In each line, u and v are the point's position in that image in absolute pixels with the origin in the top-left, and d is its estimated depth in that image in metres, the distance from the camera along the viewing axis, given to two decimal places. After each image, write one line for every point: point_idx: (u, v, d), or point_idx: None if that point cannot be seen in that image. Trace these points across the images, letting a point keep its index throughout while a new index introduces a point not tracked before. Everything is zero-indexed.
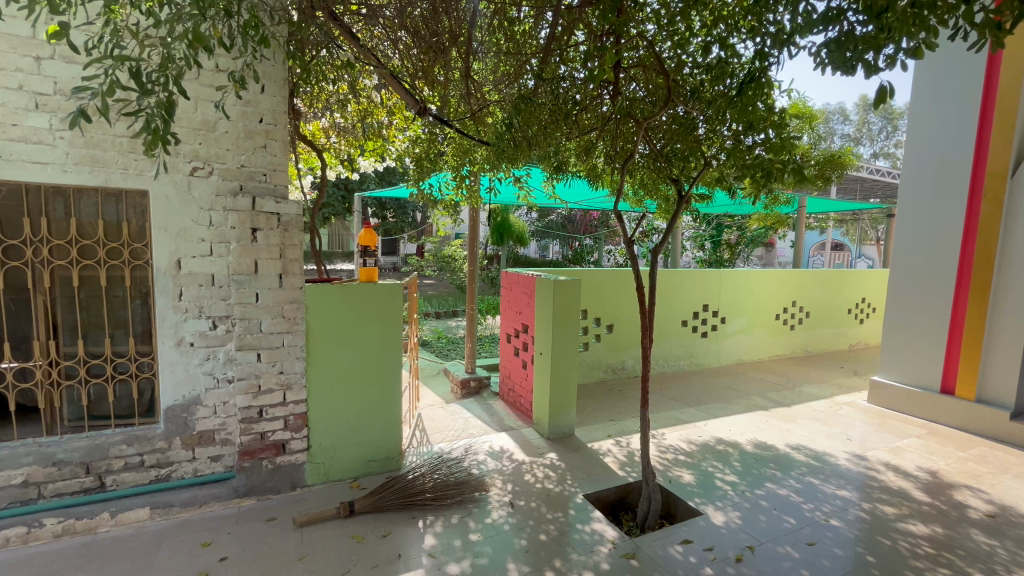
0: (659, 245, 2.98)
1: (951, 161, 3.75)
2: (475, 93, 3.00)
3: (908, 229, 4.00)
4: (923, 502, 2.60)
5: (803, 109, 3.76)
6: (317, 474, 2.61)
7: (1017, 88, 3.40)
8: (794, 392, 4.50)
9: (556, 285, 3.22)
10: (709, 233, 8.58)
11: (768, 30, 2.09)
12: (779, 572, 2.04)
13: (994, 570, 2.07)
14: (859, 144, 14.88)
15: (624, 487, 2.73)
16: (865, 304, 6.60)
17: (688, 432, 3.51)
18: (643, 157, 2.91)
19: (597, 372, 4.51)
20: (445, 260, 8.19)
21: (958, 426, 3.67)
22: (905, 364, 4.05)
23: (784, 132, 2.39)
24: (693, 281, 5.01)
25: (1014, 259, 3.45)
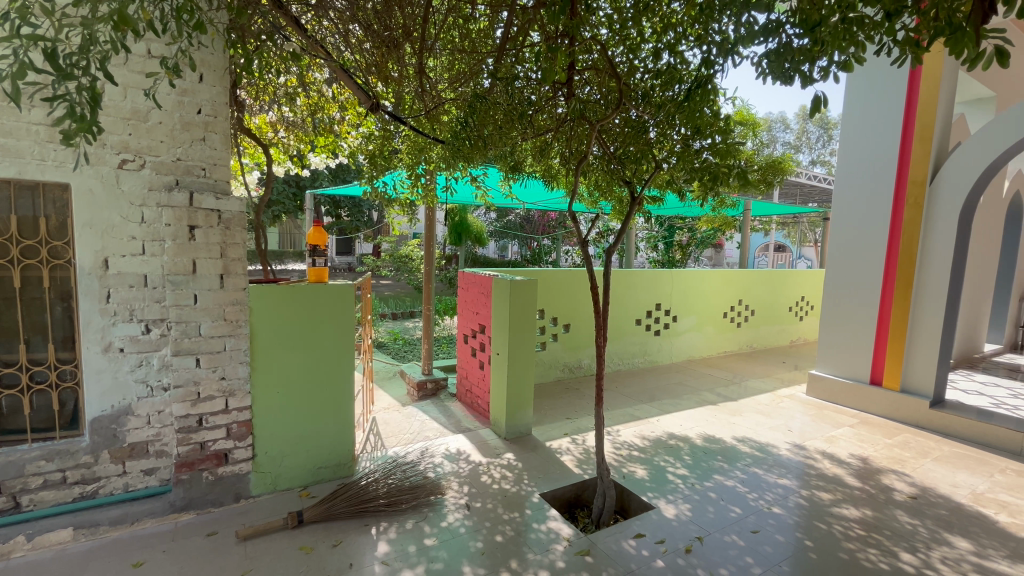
0: (613, 247, 3.01)
1: (878, 168, 4.03)
2: (430, 90, 2.95)
3: (841, 231, 4.27)
4: (855, 487, 2.78)
5: (747, 116, 3.95)
6: (262, 483, 2.49)
7: (934, 103, 3.71)
8: (740, 387, 4.71)
9: (513, 285, 3.22)
10: (662, 234, 8.86)
11: (713, 39, 2.17)
12: (725, 560, 2.12)
13: (916, 547, 2.24)
14: (798, 151, 15.80)
15: (579, 484, 2.77)
16: (804, 302, 7.01)
17: (641, 428, 3.59)
18: (597, 158, 2.97)
19: (554, 371, 4.55)
20: (401, 259, 8.04)
21: (885, 415, 3.96)
22: (839, 358, 4.31)
23: (729, 138, 2.51)
24: (647, 281, 5.14)
25: (933, 259, 3.76)
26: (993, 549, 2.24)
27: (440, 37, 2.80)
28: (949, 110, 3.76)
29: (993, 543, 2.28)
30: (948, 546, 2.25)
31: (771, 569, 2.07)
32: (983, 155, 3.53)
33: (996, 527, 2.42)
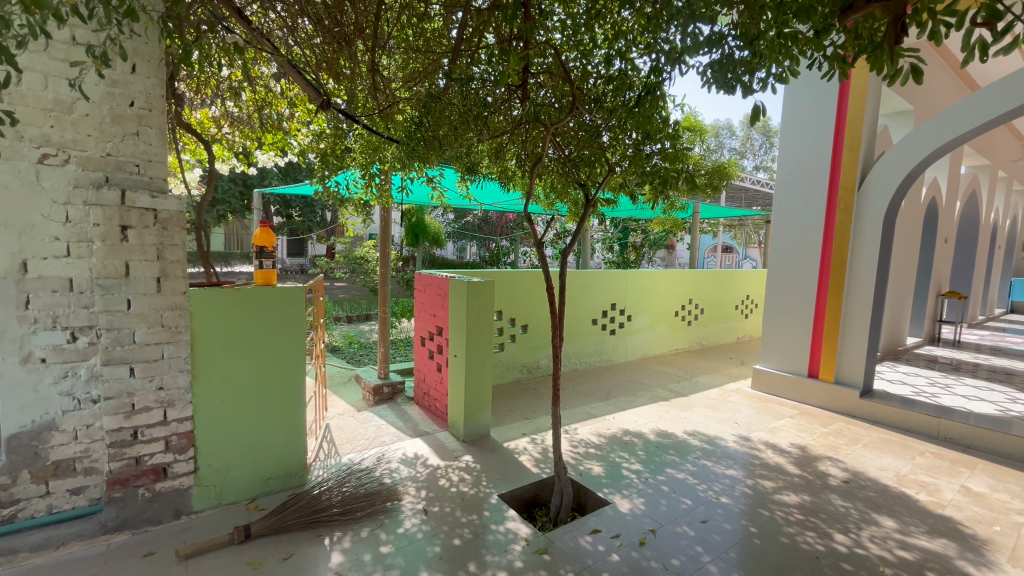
0: (569, 248, 3.06)
1: (814, 174, 4.30)
2: (384, 88, 2.89)
3: (782, 233, 4.52)
4: (795, 474, 2.95)
5: (695, 122, 4.11)
6: (206, 498, 2.35)
7: (862, 115, 4.00)
8: (690, 382, 4.90)
9: (470, 286, 3.21)
10: (616, 236, 9.09)
11: (662, 48, 2.25)
12: (677, 550, 2.20)
13: (849, 528, 2.41)
14: (743, 158, 16.61)
15: (537, 483, 2.79)
16: (748, 301, 7.38)
17: (598, 425, 3.67)
18: (553, 161, 3.01)
19: (512, 372, 4.57)
20: (356, 261, 7.84)
21: (821, 405, 4.23)
22: (780, 353, 4.56)
23: (678, 144, 2.62)
24: (603, 281, 5.26)
25: (862, 259, 4.06)
26: (914, 526, 2.44)
27: (393, 35, 2.76)
28: (875, 122, 4.07)
29: (915, 521, 2.48)
30: (876, 525, 2.43)
31: (719, 556, 2.17)
32: (904, 164, 3.83)
33: (918, 505, 2.63)
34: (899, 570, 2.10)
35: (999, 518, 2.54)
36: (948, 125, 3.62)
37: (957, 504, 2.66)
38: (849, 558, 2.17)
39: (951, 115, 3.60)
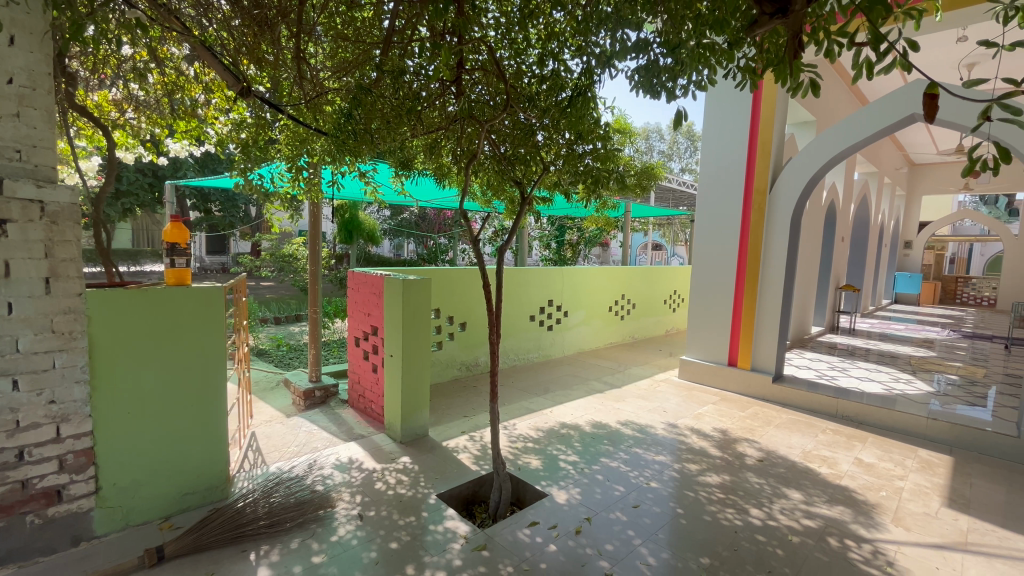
0: (506, 245, 3.07)
1: (731, 177, 4.63)
2: (311, 77, 2.74)
3: (704, 231, 4.82)
4: (716, 456, 3.17)
5: (625, 125, 4.28)
6: (111, 520, 2.14)
7: (772, 123, 4.36)
8: (624, 375, 5.11)
9: (405, 284, 3.14)
10: (553, 233, 9.28)
11: (593, 51, 2.32)
12: (611, 535, 2.29)
13: (762, 502, 2.63)
14: (670, 160, 17.51)
15: (476, 480, 2.79)
16: (676, 295, 7.82)
17: (535, 420, 3.73)
18: (489, 157, 3.01)
19: (451, 370, 4.54)
20: (284, 259, 7.42)
21: (740, 391, 4.56)
22: (704, 344, 4.87)
23: (608, 145, 2.74)
24: (539, 277, 5.35)
25: (773, 256, 4.42)
26: (817, 496, 2.70)
27: (322, 22, 2.62)
28: (782, 130, 4.45)
29: (817, 492, 2.75)
30: (785, 498, 2.66)
31: (649, 538, 2.28)
32: (807, 169, 4.21)
33: (820, 477, 2.92)
34: (805, 537, 2.32)
35: (886, 484, 2.87)
36: (844, 135, 4.04)
37: (852, 474, 2.98)
38: (762, 530, 2.37)
39: (847, 125, 4.01)
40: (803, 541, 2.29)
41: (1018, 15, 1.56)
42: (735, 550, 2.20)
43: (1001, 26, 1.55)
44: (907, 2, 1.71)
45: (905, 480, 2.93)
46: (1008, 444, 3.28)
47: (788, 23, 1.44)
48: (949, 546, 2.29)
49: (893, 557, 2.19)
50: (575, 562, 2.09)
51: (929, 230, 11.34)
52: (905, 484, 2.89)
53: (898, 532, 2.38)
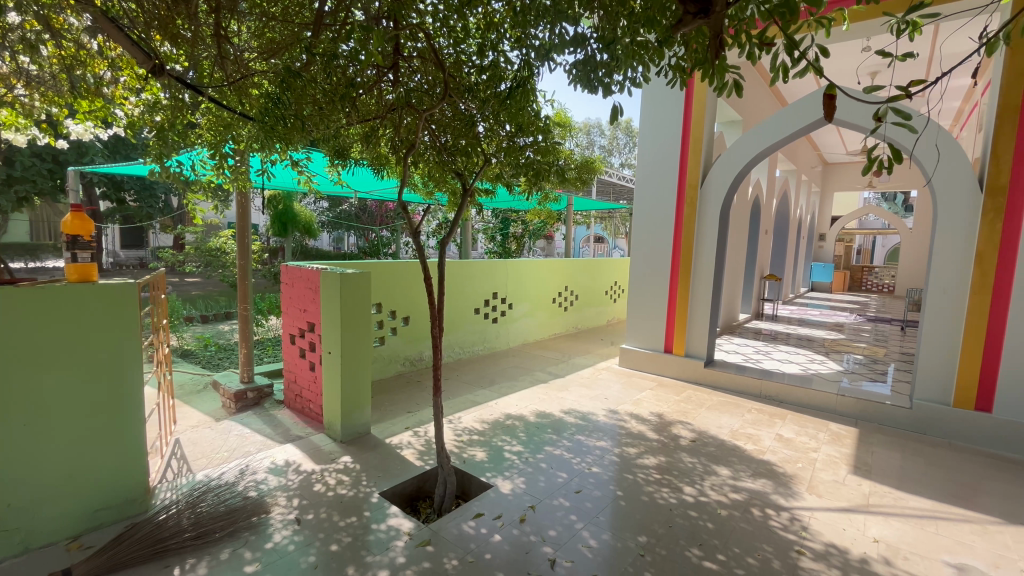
0: (448, 237, 3.03)
1: (666, 172, 4.83)
2: (234, 57, 2.54)
3: (642, 224, 5.01)
4: (653, 439, 3.32)
5: (565, 118, 4.35)
6: (5, 546, 1.91)
7: (703, 121, 4.58)
8: (567, 364, 5.22)
9: (343, 278, 3.03)
10: (497, 226, 9.30)
11: (532, 43, 2.33)
12: (554, 521, 2.34)
13: (694, 480, 2.79)
14: (611, 156, 18.02)
15: (421, 476, 2.76)
16: (616, 286, 8.08)
17: (480, 412, 3.74)
18: (429, 147, 2.96)
19: (394, 366, 4.44)
20: (211, 253, 6.94)
21: (676, 376, 4.80)
22: (642, 332, 5.07)
23: (548, 138, 2.78)
24: (484, 270, 5.34)
25: (704, 247, 4.67)
26: (743, 471, 2.90)
27: None
28: (712, 128, 4.68)
29: (743, 467, 2.96)
30: (715, 475, 2.84)
31: (591, 522, 2.36)
32: (734, 165, 4.46)
33: (746, 454, 3.14)
34: (732, 510, 2.49)
35: (802, 456, 3.13)
36: (767, 133, 4.30)
37: (773, 449, 3.23)
38: (694, 506, 2.51)
39: (770, 124, 4.28)
40: (731, 514, 2.46)
41: (908, 28, 1.73)
42: (669, 527, 2.32)
43: (895, 36, 1.72)
44: (819, 12, 1.85)
45: (819, 452, 3.21)
46: (903, 415, 3.68)
47: (710, 23, 1.51)
48: (854, 509, 2.53)
49: (808, 522, 2.39)
50: (519, 549, 2.13)
51: (840, 224, 12.42)
52: (818, 455, 3.16)
53: (812, 499, 2.61)
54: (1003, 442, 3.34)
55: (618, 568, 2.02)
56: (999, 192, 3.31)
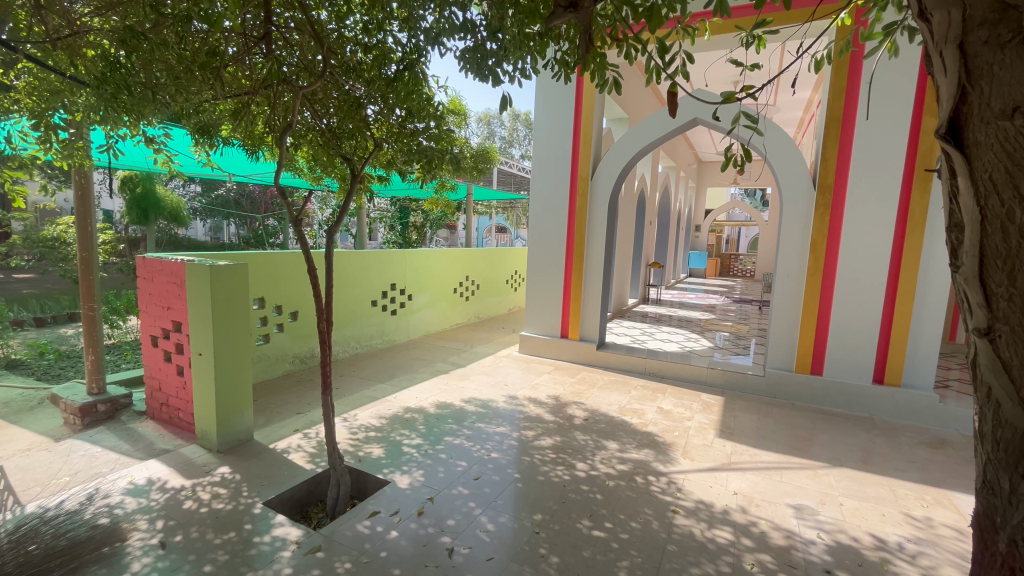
0: (336, 226, 2.85)
1: (559, 163, 5.02)
2: (60, 10, 2.12)
3: (538, 214, 5.17)
4: (550, 421, 3.47)
5: (460, 106, 4.30)
6: None
7: (592, 116, 4.82)
8: (469, 354, 5.25)
9: (214, 270, 2.72)
10: (395, 215, 8.99)
11: (420, 26, 2.25)
12: (452, 510, 2.35)
13: (586, 456, 2.96)
14: (512, 147, 18.29)
15: (311, 480, 2.60)
16: (516, 275, 8.27)
17: (378, 407, 3.61)
18: (312, 128, 2.77)
19: (281, 365, 4.12)
20: (46, 244, 5.86)
21: (571, 359, 5.05)
22: (540, 319, 5.25)
23: (441, 125, 2.77)
24: (380, 260, 5.14)
25: (595, 237, 4.94)
26: (628, 443, 3.15)
27: None
28: (600, 124, 4.94)
29: (629, 440, 3.20)
30: (604, 449, 3.05)
31: (489, 506, 2.40)
32: (620, 159, 4.76)
33: (631, 427, 3.41)
34: (618, 480, 2.69)
35: (679, 425, 3.48)
36: (647, 130, 4.64)
37: (655, 421, 3.54)
38: (586, 480, 2.67)
39: (650, 122, 4.62)
40: (617, 484, 2.65)
41: (754, 43, 1.96)
42: (563, 503, 2.45)
43: (744, 48, 1.93)
44: (685, 22, 2.03)
45: (692, 420, 3.59)
46: (758, 382, 4.24)
47: (579, 17, 1.58)
48: (719, 467, 2.87)
49: (682, 483, 2.67)
50: (416, 543, 2.10)
51: (712, 216, 13.88)
52: (691, 423, 3.53)
53: (685, 462, 2.91)
54: (830, 400, 4.00)
55: (514, 548, 2.09)
56: (827, 190, 3.92)
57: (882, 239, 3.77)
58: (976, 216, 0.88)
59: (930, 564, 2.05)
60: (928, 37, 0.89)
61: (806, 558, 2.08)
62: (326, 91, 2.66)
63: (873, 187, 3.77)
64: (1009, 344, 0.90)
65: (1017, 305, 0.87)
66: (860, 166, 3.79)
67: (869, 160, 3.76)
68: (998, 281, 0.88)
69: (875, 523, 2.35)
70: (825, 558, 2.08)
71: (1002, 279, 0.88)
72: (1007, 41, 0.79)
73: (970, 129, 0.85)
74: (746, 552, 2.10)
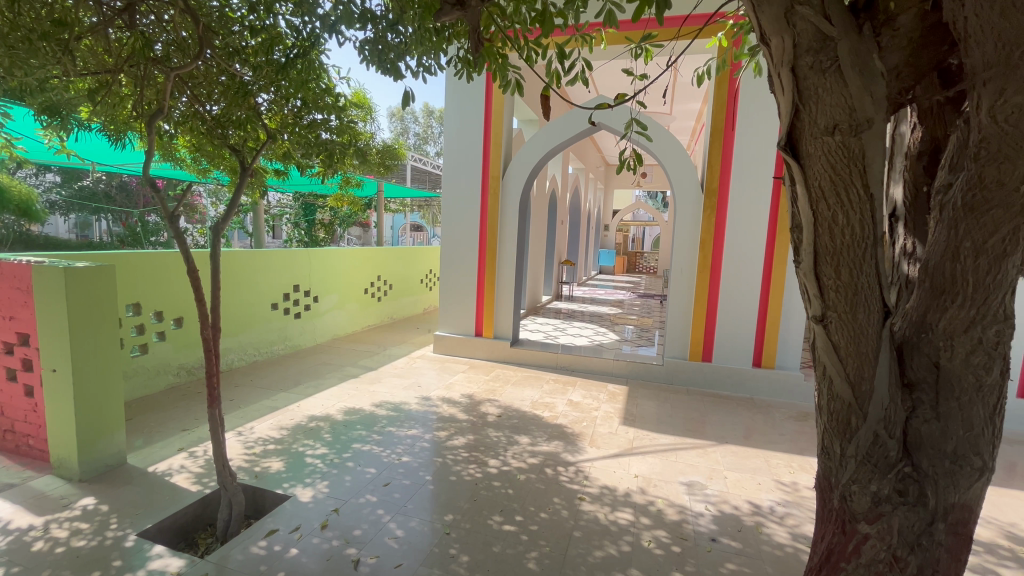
0: (223, 223, 2.61)
1: (469, 162, 5.01)
2: None
3: (451, 212, 5.13)
4: (463, 420, 3.46)
5: (364, 99, 4.13)
6: None
7: (502, 117, 4.88)
8: (381, 356, 5.08)
9: (69, 272, 2.36)
10: (300, 212, 8.45)
11: (316, 12, 2.12)
12: (359, 520, 2.26)
13: (498, 452, 2.99)
14: (426, 144, 17.99)
15: (199, 503, 2.37)
16: (431, 275, 8.14)
17: (279, 418, 3.37)
18: (192, 115, 2.50)
19: (163, 378, 3.69)
20: None
21: (486, 357, 5.08)
22: (455, 318, 5.22)
23: (343, 118, 2.65)
24: (280, 260, 4.78)
25: (507, 235, 5.01)
26: (540, 437, 3.23)
27: None
28: (510, 124, 5.01)
29: (540, 433, 3.29)
30: (516, 444, 3.10)
31: (398, 512, 2.34)
32: (530, 159, 4.86)
33: (543, 421, 3.50)
34: (529, 473, 2.75)
35: (587, 416, 3.64)
36: (556, 132, 4.79)
37: (565, 413, 3.67)
38: (498, 476, 2.70)
39: (558, 124, 4.77)
40: (528, 477, 2.71)
41: (642, 55, 2.09)
42: (474, 501, 2.45)
43: (634, 59, 2.05)
44: (583, 31, 2.11)
45: (599, 410, 3.77)
46: (658, 371, 4.56)
47: (467, 15, 1.60)
48: (622, 453, 3.05)
49: (588, 471, 2.79)
50: (319, 558, 1.99)
51: (619, 217, 14.69)
52: (599, 413, 3.72)
53: (592, 451, 3.06)
54: (718, 383, 4.41)
55: (424, 552, 2.05)
56: (712, 193, 4.32)
57: (757, 238, 4.23)
58: (810, 218, 1.01)
59: (795, 523, 2.35)
60: (768, 59, 1.00)
61: (696, 530, 2.28)
62: (210, 74, 2.42)
63: (749, 191, 4.21)
64: (838, 329, 1.05)
65: (841, 296, 1.02)
66: (739, 173, 4.22)
67: (746, 168, 4.20)
68: (828, 275, 1.03)
69: (752, 492, 2.63)
70: (712, 527, 2.29)
71: (830, 273, 1.02)
72: (828, 67, 0.90)
73: (804, 143, 0.96)
74: (644, 530, 2.26)
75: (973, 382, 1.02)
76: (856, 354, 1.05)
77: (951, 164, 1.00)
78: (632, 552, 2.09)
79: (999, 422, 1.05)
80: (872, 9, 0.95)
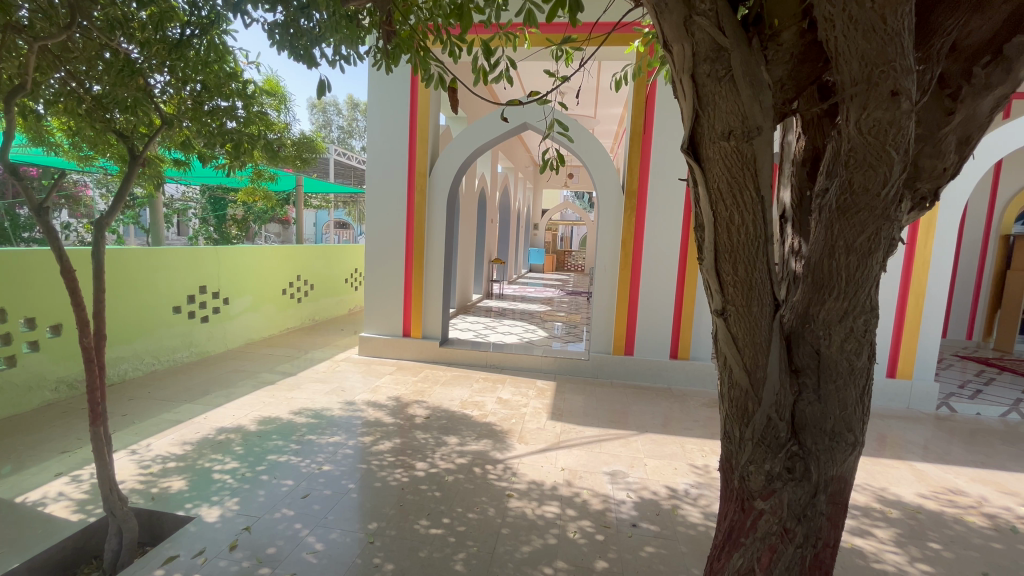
0: (110, 215, 2.32)
1: (394, 158, 4.87)
2: None
3: (376, 209, 4.96)
4: (390, 423, 3.36)
5: (276, 86, 3.89)
6: None
7: (428, 113, 4.79)
8: (302, 361, 4.79)
9: None
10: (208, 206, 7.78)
11: None
12: (274, 537, 2.11)
13: (426, 454, 2.93)
14: (350, 138, 17.28)
15: (81, 533, 2.10)
16: (356, 274, 7.81)
17: (182, 432, 3.07)
18: (69, 93, 2.20)
19: (36, 394, 3.22)
20: None
21: (414, 357, 4.96)
22: (381, 319, 5.05)
23: (250, 107, 2.46)
24: (183, 259, 4.36)
25: (434, 234, 4.92)
26: (468, 436, 3.21)
27: None
28: (437, 120, 4.92)
29: (469, 433, 3.27)
30: (444, 445, 3.06)
31: (318, 524, 2.21)
32: (457, 157, 4.81)
33: (471, 420, 3.49)
34: (457, 474, 2.72)
35: (516, 413, 3.68)
36: (483, 130, 4.77)
37: (494, 411, 3.68)
38: (426, 479, 2.64)
39: (484, 123, 4.76)
40: (456, 478, 2.68)
41: (564, 57, 2.13)
42: (400, 506, 2.38)
43: (556, 60, 2.09)
44: (506, 29, 2.10)
45: (527, 407, 3.82)
46: (585, 365, 4.71)
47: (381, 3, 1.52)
48: (550, 448, 3.10)
49: (516, 467, 2.82)
50: None
51: (548, 216, 15.03)
52: (527, 410, 3.76)
53: (520, 447, 3.09)
54: (640, 375, 4.64)
55: (345, 564, 1.96)
56: (632, 194, 4.53)
57: (673, 237, 4.50)
58: (711, 218, 1.08)
59: (706, 503, 2.52)
60: (672, 66, 1.05)
61: (618, 517, 2.37)
62: (89, 47, 2.14)
63: (665, 193, 4.47)
64: (736, 321, 1.13)
65: (739, 290, 1.10)
66: (656, 176, 4.46)
67: (662, 170, 4.45)
68: (727, 271, 1.10)
69: (669, 477, 2.79)
70: (632, 513, 2.40)
71: (729, 269, 1.10)
72: (724, 76, 0.96)
73: (704, 147, 1.02)
74: (570, 522, 2.31)
75: (847, 366, 1.14)
76: (753, 344, 1.14)
77: (828, 170, 1.11)
78: (558, 545, 2.14)
79: (867, 400, 1.19)
80: (761, 24, 1.02)
